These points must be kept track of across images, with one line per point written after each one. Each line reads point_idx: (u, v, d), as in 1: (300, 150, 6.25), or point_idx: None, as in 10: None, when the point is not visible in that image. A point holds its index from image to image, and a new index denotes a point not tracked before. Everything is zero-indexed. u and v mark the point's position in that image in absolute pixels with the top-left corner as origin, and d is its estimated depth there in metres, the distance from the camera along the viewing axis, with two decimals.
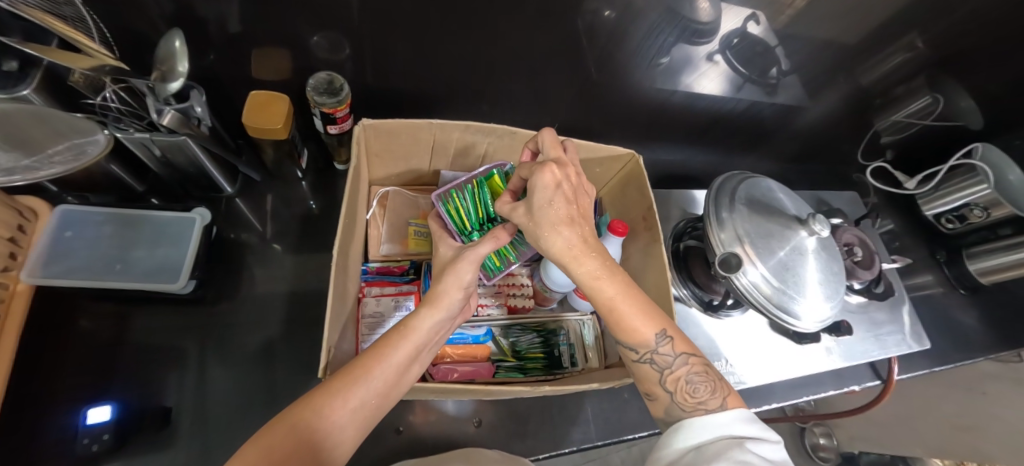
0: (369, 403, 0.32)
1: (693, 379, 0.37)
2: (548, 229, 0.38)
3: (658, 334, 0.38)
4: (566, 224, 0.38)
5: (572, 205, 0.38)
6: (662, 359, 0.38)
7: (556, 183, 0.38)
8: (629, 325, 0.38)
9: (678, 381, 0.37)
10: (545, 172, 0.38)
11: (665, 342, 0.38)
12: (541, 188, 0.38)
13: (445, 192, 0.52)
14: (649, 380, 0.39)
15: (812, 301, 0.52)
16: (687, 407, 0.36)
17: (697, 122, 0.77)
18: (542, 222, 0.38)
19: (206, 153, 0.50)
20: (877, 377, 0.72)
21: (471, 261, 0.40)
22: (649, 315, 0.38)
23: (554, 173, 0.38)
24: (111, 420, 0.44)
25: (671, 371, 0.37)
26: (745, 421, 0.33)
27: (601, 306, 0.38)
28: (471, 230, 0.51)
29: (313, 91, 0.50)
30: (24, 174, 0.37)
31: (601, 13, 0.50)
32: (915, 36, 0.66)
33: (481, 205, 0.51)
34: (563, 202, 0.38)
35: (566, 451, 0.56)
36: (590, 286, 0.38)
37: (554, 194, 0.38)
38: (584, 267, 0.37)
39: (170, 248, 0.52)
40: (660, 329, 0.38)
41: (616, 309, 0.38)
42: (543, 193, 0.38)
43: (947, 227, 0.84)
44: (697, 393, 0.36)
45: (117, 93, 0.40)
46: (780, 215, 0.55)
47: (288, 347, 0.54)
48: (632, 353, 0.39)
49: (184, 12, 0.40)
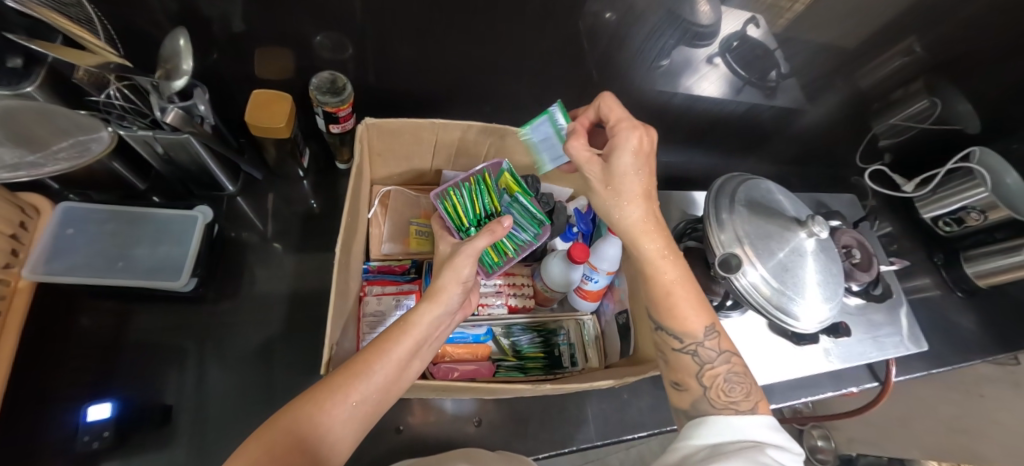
0: (370, 398, 0.33)
1: (731, 378, 0.37)
2: (628, 198, 0.40)
3: (707, 327, 0.39)
4: (641, 199, 0.40)
5: (649, 179, 0.41)
6: (706, 352, 0.39)
7: (642, 151, 0.40)
8: (680, 312, 0.39)
9: (715, 377, 0.38)
10: (637, 133, 0.40)
11: (713, 337, 0.39)
12: (629, 149, 0.39)
13: (442, 191, 0.53)
14: (685, 371, 0.39)
15: (812, 303, 0.52)
16: (718, 404, 0.36)
17: (697, 123, 0.77)
18: (624, 190, 0.40)
19: (208, 152, 0.50)
20: (875, 378, 0.73)
21: (467, 255, 0.41)
22: (700, 308, 0.40)
23: (643, 137, 0.40)
24: (110, 418, 0.44)
25: (711, 367, 0.38)
26: (768, 428, 0.34)
27: (660, 288, 0.40)
28: (468, 226, 0.52)
29: (316, 91, 0.50)
30: (28, 170, 0.39)
31: (602, 16, 0.50)
32: (913, 40, 0.67)
33: (478, 201, 0.53)
34: (644, 170, 0.40)
35: (566, 451, 0.56)
36: (654, 264, 0.40)
37: (641, 160, 0.40)
38: (653, 244, 0.40)
39: (172, 246, 0.52)
40: (710, 323, 0.39)
41: (674, 293, 0.40)
42: (630, 160, 0.40)
43: (943, 230, 0.85)
44: (732, 393, 0.36)
45: (121, 91, 0.40)
46: (779, 217, 0.55)
47: (289, 346, 0.54)
48: (675, 341, 0.39)
49: (187, 12, 0.40)
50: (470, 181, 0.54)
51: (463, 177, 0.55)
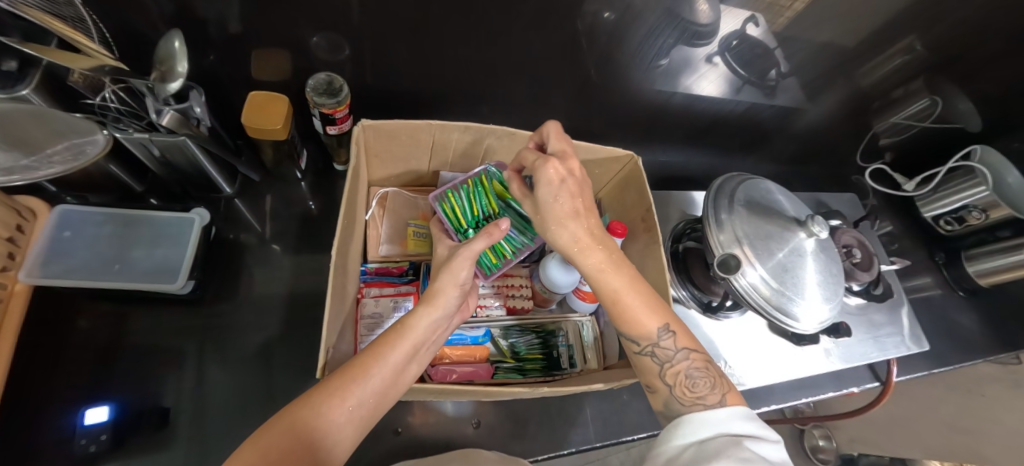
0: (366, 402, 0.32)
1: (694, 374, 0.37)
2: (555, 221, 0.40)
3: (661, 328, 0.39)
4: (571, 218, 0.40)
5: (577, 199, 0.40)
6: (663, 352, 0.38)
7: (559, 178, 0.40)
8: (630, 318, 0.39)
9: (678, 375, 0.37)
10: (549, 165, 0.39)
11: (668, 336, 0.39)
12: (546, 183, 0.40)
13: (441, 192, 0.54)
14: (650, 373, 0.39)
15: (811, 303, 0.52)
16: (685, 401, 0.36)
17: (697, 123, 0.77)
18: (550, 215, 0.40)
19: (205, 153, 0.50)
20: (877, 378, 0.72)
21: (465, 258, 0.40)
22: (653, 308, 0.39)
23: (556, 167, 0.40)
24: (108, 421, 0.44)
25: (672, 365, 0.38)
26: (742, 419, 0.33)
27: (605, 298, 0.40)
28: (467, 228, 0.52)
29: (313, 92, 0.50)
30: (22, 174, 0.37)
31: (601, 15, 0.50)
32: (914, 38, 0.66)
33: (476, 202, 0.53)
34: (568, 197, 0.40)
35: (565, 453, 0.56)
36: (597, 278, 0.39)
37: (560, 187, 0.40)
38: (591, 259, 0.39)
39: (169, 248, 0.52)
40: (664, 323, 0.39)
41: (621, 302, 0.39)
42: (548, 188, 0.40)
43: (945, 229, 0.85)
44: (697, 388, 0.36)
45: (116, 94, 0.40)
46: (779, 217, 0.55)
47: (287, 348, 0.54)
48: (634, 345, 0.39)
49: (183, 14, 0.40)
50: (469, 183, 0.54)
51: (462, 179, 0.55)
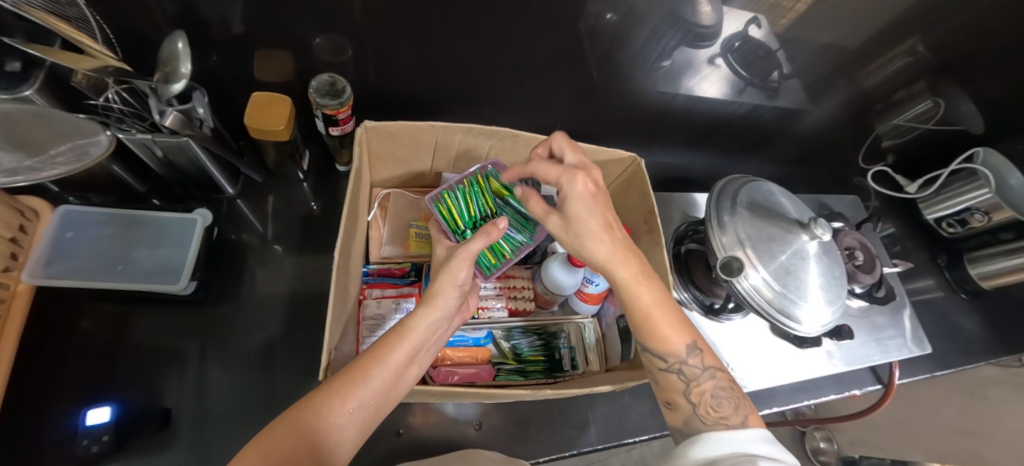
0: (366, 405, 0.32)
1: (719, 393, 0.37)
2: (589, 237, 0.39)
3: (689, 345, 0.39)
4: (606, 232, 0.39)
5: (608, 211, 0.40)
6: (690, 370, 0.38)
7: (589, 191, 0.40)
8: (662, 334, 0.39)
9: (702, 394, 0.37)
10: (579, 178, 0.39)
11: (696, 354, 0.38)
12: (578, 197, 0.39)
13: (437, 194, 0.53)
14: (673, 390, 0.39)
15: (813, 306, 0.52)
16: (708, 420, 0.36)
17: (698, 125, 0.77)
18: (584, 231, 0.39)
19: (207, 154, 0.50)
20: (878, 381, 0.72)
21: (462, 257, 0.40)
22: (681, 325, 0.39)
23: (586, 181, 0.40)
24: (110, 421, 0.44)
25: (697, 384, 0.38)
26: (762, 441, 0.33)
27: (638, 314, 0.39)
28: (464, 229, 0.52)
29: (315, 93, 0.50)
30: (26, 175, 0.37)
31: (603, 16, 0.50)
32: (916, 40, 0.66)
33: (472, 203, 0.53)
34: (600, 210, 0.39)
35: (566, 454, 0.56)
36: (632, 293, 0.39)
37: (592, 200, 0.39)
38: (626, 272, 0.39)
39: (171, 249, 0.52)
40: (691, 340, 0.39)
41: (652, 318, 0.39)
42: (580, 202, 0.39)
43: (947, 231, 0.85)
44: (720, 408, 0.36)
45: (119, 94, 0.40)
46: (782, 219, 0.55)
47: (289, 348, 0.54)
48: (660, 361, 0.39)
49: (186, 14, 0.40)
50: (464, 183, 0.53)
51: (457, 178, 0.54)
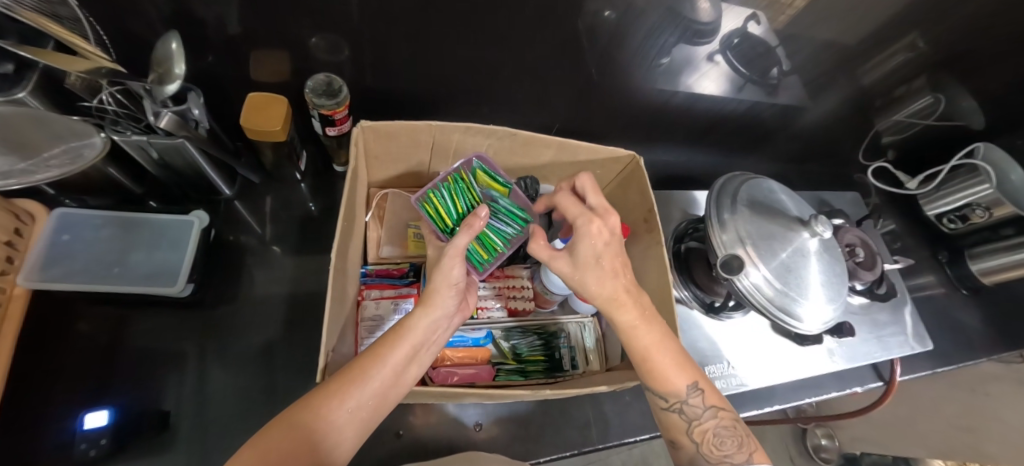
0: (366, 404, 0.32)
1: (721, 432, 0.38)
2: (594, 281, 0.39)
3: (690, 385, 0.39)
4: (610, 277, 0.39)
5: (618, 257, 0.40)
6: (692, 410, 0.38)
7: (603, 237, 0.39)
8: (661, 374, 0.39)
9: (705, 433, 0.38)
10: (592, 222, 0.40)
11: (697, 394, 0.39)
12: (589, 241, 0.39)
13: (422, 192, 0.51)
14: (676, 429, 0.39)
15: (814, 303, 0.51)
16: (712, 459, 0.37)
17: (697, 122, 0.76)
18: (590, 276, 0.39)
19: (204, 154, 0.50)
20: (880, 378, 0.72)
21: (453, 255, 0.39)
22: (682, 365, 0.39)
23: (600, 226, 0.39)
24: (108, 425, 0.44)
25: (699, 423, 0.38)
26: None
27: (635, 353, 0.39)
28: (453, 226, 0.51)
29: (312, 93, 0.50)
30: (19, 178, 0.37)
31: (601, 14, 0.49)
32: (916, 36, 0.66)
33: (459, 201, 0.51)
34: (609, 256, 0.40)
35: (568, 454, 0.55)
36: (629, 334, 0.39)
37: (604, 247, 0.39)
38: (624, 315, 0.39)
39: (168, 251, 0.52)
40: (692, 381, 0.39)
41: (651, 358, 0.39)
42: (590, 248, 0.39)
43: (947, 227, 0.84)
44: (723, 446, 0.37)
45: (114, 96, 0.40)
46: (781, 217, 0.55)
47: (288, 350, 0.54)
48: (661, 401, 0.39)
49: (180, 15, 0.39)
50: (449, 180, 0.51)
51: (441, 175, 0.52)
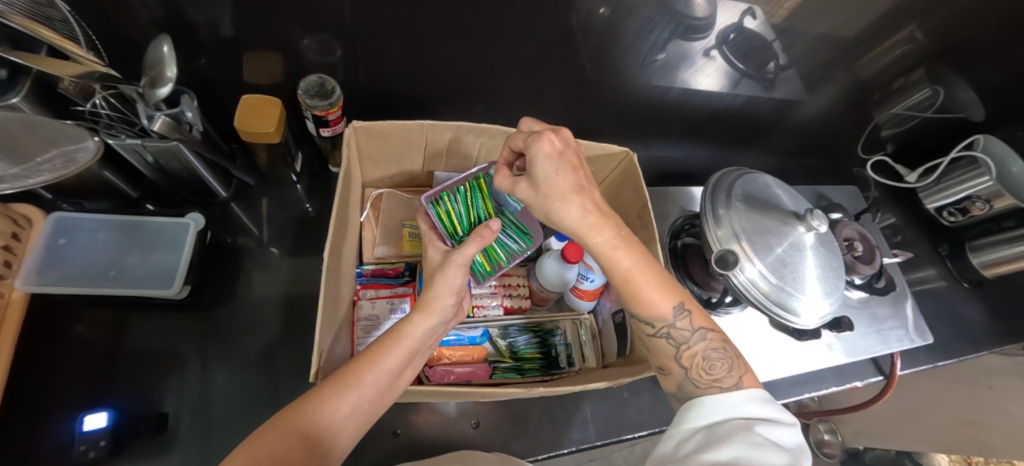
0: (360, 408, 0.32)
1: (711, 355, 0.37)
2: (559, 198, 0.38)
3: (676, 307, 0.38)
4: (574, 194, 0.38)
5: (579, 173, 0.38)
6: (680, 334, 0.38)
7: (558, 150, 0.37)
8: (646, 300, 0.38)
9: (694, 357, 0.37)
10: (544, 137, 0.37)
11: (684, 316, 0.38)
12: (544, 158, 0.37)
13: (435, 194, 0.51)
14: (663, 355, 0.38)
15: (811, 299, 0.51)
16: (701, 383, 0.36)
17: (695, 117, 0.76)
18: (552, 193, 0.38)
19: (199, 158, 0.50)
20: (879, 372, 0.71)
21: (458, 264, 0.40)
22: (666, 287, 0.38)
23: (552, 139, 0.37)
24: (108, 426, 0.44)
25: (688, 347, 0.37)
26: (758, 401, 0.33)
27: (617, 278, 0.38)
28: (461, 234, 0.50)
29: (305, 94, 0.50)
30: (11, 182, 0.38)
31: (596, 11, 0.49)
32: (915, 27, 0.65)
33: (473, 208, 0.51)
34: (569, 170, 0.38)
35: (561, 452, 0.55)
36: (609, 256, 0.38)
37: (560, 161, 0.37)
38: (598, 236, 0.38)
39: (164, 253, 0.52)
40: (679, 302, 0.38)
41: (634, 282, 0.38)
42: (546, 163, 0.37)
43: (948, 220, 0.84)
44: (713, 371, 0.36)
45: (106, 100, 0.40)
46: (777, 211, 0.54)
47: (287, 350, 0.54)
48: (648, 327, 0.39)
49: (172, 18, 0.40)
50: (465, 186, 0.51)
51: (457, 179, 0.52)
